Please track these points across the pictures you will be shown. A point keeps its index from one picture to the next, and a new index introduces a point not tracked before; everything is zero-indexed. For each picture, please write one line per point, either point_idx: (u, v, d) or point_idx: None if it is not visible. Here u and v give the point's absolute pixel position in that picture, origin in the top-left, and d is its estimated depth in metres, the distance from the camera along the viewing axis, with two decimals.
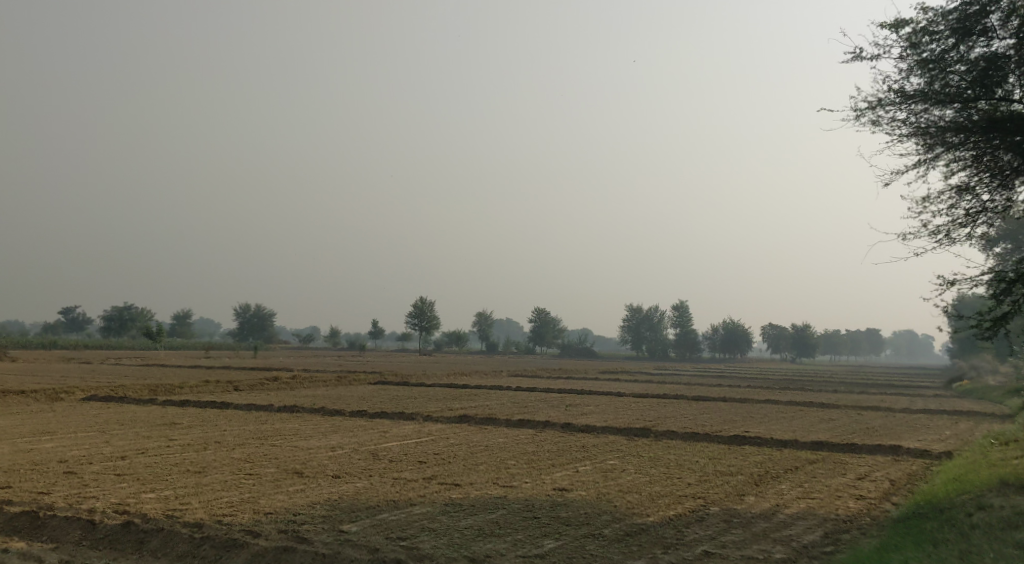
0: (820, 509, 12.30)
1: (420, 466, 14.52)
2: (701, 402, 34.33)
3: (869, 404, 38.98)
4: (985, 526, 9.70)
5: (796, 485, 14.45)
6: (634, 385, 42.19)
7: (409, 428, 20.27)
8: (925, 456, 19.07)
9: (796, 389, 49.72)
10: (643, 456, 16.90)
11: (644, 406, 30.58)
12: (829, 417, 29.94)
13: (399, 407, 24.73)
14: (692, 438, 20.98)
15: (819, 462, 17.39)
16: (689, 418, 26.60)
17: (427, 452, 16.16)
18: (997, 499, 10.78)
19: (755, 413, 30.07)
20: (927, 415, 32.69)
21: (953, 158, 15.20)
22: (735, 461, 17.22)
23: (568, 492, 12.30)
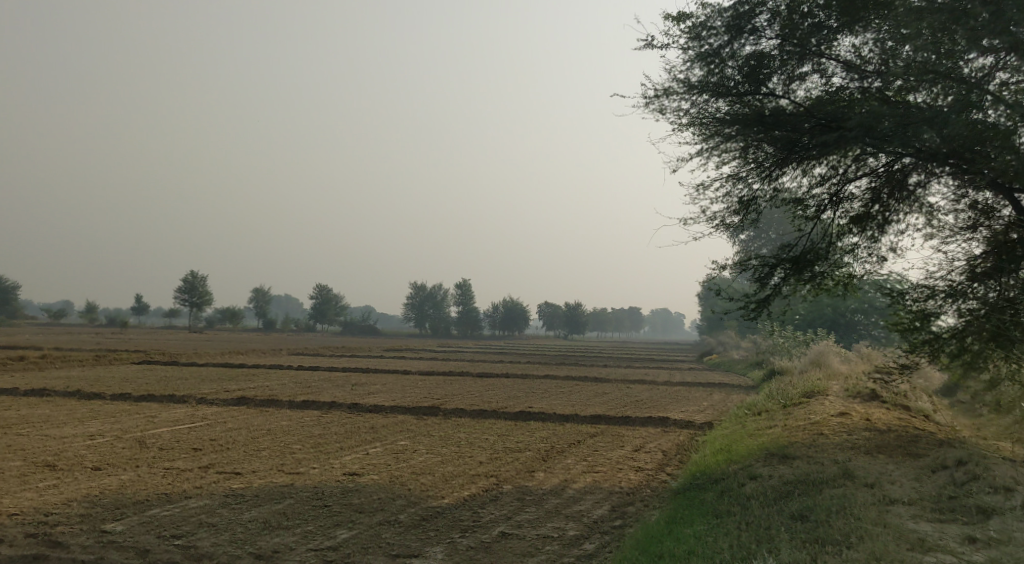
0: (606, 483, 12.45)
1: (193, 453, 13.43)
2: (483, 377, 34.66)
3: (637, 378, 40.99)
4: (760, 486, 10.09)
5: (581, 459, 14.65)
6: (417, 362, 42.02)
7: (179, 411, 18.87)
8: (693, 426, 20.05)
9: (571, 364, 51.51)
10: (430, 435, 16.60)
11: (427, 383, 30.40)
12: (603, 391, 31.10)
13: (168, 389, 23.06)
14: (477, 415, 20.98)
15: (599, 436, 17.82)
16: (472, 394, 26.68)
17: (201, 437, 15.02)
18: (766, 463, 11.27)
19: (534, 388, 30.70)
20: (688, 387, 34.79)
21: (724, 149, 15.93)
22: (520, 437, 17.30)
23: (358, 476, 11.74)
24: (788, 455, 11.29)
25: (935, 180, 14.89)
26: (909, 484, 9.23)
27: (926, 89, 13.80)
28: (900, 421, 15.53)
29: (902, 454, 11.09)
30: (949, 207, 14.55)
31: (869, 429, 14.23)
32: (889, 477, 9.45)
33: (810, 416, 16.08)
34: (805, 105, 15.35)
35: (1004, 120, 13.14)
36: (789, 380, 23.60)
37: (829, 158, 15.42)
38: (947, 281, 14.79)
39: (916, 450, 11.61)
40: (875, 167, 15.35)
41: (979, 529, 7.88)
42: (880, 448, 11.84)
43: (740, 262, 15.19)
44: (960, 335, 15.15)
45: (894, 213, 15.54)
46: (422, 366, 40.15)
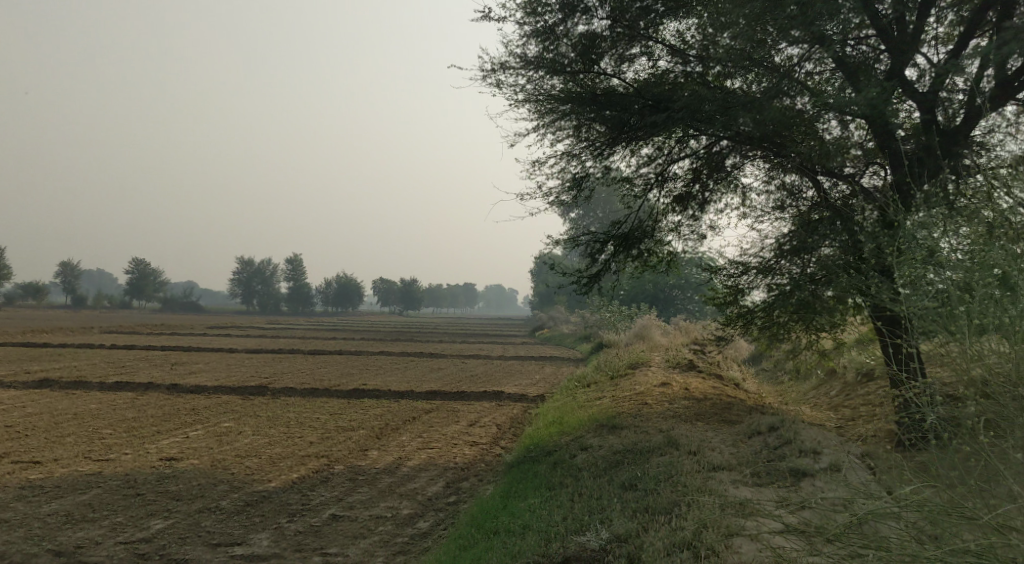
0: (441, 459, 12.29)
1: None
2: (314, 355, 33.81)
3: (471, 353, 41.16)
4: (586, 458, 10.16)
5: (415, 436, 14.42)
6: (245, 341, 40.50)
7: None
8: (526, 399, 20.22)
9: (405, 340, 51.16)
10: (257, 416, 15.93)
11: (255, 362, 29.31)
12: (437, 366, 31.00)
13: None
14: (307, 394, 20.35)
15: (434, 411, 17.66)
16: (303, 373, 25.92)
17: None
18: (593, 434, 11.42)
19: (367, 364, 30.20)
20: (521, 361, 35.24)
21: (558, 127, 16.06)
22: (352, 415, 16.89)
23: (176, 462, 11.05)
24: (617, 424, 11.44)
25: (749, 162, 15.50)
26: (730, 450, 9.52)
27: (740, 76, 14.50)
28: (719, 391, 16.16)
29: (720, 421, 11.47)
30: (762, 189, 15.19)
31: (691, 398, 14.71)
32: (710, 444, 9.71)
33: (636, 387, 16.49)
34: (635, 86, 15.64)
35: (809, 108, 13.82)
36: (615, 353, 24.21)
37: (655, 139, 15.78)
38: (759, 259, 15.46)
39: (736, 418, 12.05)
40: (696, 149, 15.84)
41: (795, 491, 8.20)
42: (703, 416, 12.22)
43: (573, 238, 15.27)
44: (768, 309, 15.61)
45: (713, 194, 16.11)
46: (249, 343, 38.72)
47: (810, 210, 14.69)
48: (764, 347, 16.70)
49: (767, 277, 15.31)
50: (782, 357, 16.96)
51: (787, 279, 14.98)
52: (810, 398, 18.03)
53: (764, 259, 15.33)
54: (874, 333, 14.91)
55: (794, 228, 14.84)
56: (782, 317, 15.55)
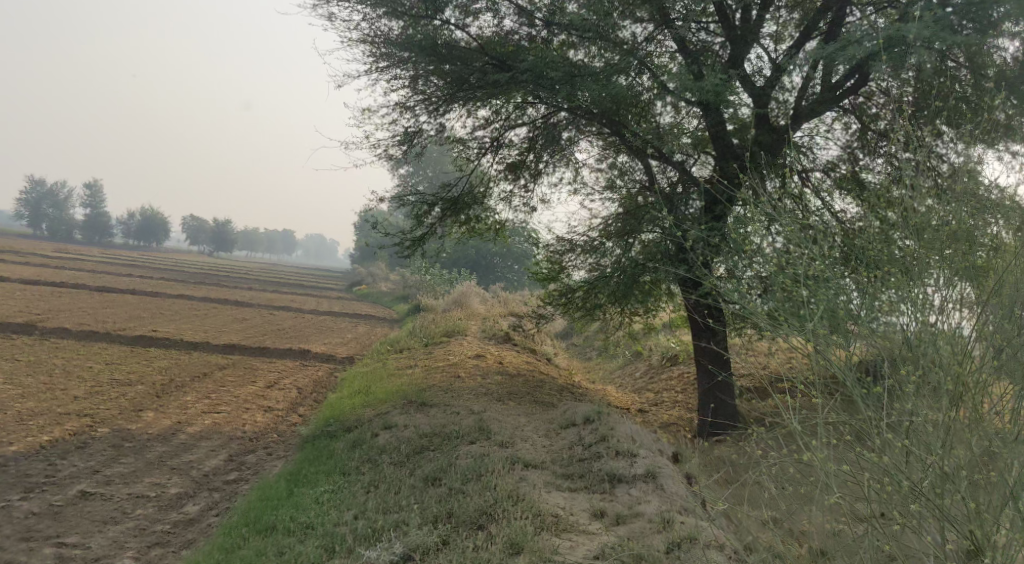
0: (227, 426, 11.14)
1: None
2: (104, 293, 31.09)
3: (280, 304, 39.27)
4: (386, 434, 9.29)
5: (202, 396, 13.08)
6: (24, 269, 36.89)
7: None
8: (333, 360, 19.13)
9: (209, 284, 48.31)
10: (18, 362, 14.07)
11: (32, 295, 26.54)
12: (240, 316, 29.16)
13: None
14: (86, 338, 18.40)
15: (228, 368, 16.29)
16: (87, 313, 23.60)
17: None
18: (397, 407, 10.55)
19: (162, 309, 27.98)
20: (332, 317, 33.81)
21: (395, 75, 14.96)
22: (133, 366, 15.29)
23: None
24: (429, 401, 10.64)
25: (585, 137, 14.89)
26: (545, 444, 8.89)
27: (585, 48, 13.88)
28: (532, 366, 15.70)
29: (532, 403, 10.85)
30: (594, 167, 14.58)
31: (504, 372, 14.13)
32: (523, 434, 9.06)
33: (447, 357, 15.75)
34: (478, 42, 14.62)
35: (647, 89, 13.40)
36: (430, 318, 23.43)
37: (491, 101, 14.89)
38: (586, 238, 14.91)
39: (552, 401, 11.53)
40: (533, 117, 15.19)
41: (608, 498, 7.69)
42: (518, 396, 11.62)
43: (399, 197, 14.17)
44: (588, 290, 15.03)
45: (546, 165, 15.42)
46: (29, 273, 35.31)
47: (639, 194, 14.22)
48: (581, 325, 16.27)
49: (591, 257, 14.81)
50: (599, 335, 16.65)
51: (609, 262, 14.50)
52: (618, 376, 17.86)
53: (590, 239, 14.79)
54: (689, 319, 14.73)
55: (622, 212, 14.37)
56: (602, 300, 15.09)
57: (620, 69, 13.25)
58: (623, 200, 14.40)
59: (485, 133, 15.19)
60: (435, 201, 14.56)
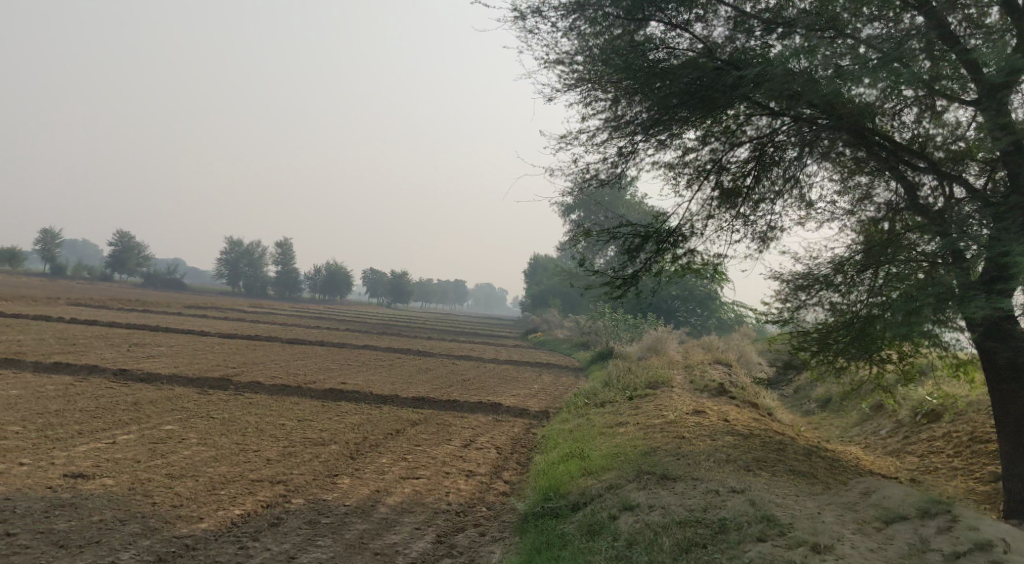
0: (429, 496, 9.85)
1: None
2: (292, 344, 31.29)
3: (461, 353, 38.60)
4: (623, 516, 7.71)
5: (397, 457, 11.92)
6: (219, 323, 37.98)
7: None
8: (528, 415, 17.65)
9: (389, 334, 48.53)
10: (213, 419, 13.47)
11: (226, 347, 26.84)
12: (424, 366, 28.43)
13: None
14: (277, 392, 17.86)
15: (422, 424, 15.12)
16: (277, 364, 23.38)
17: None
18: (624, 475, 8.87)
19: (349, 360, 27.62)
20: (514, 366, 32.61)
21: (597, 99, 13.53)
22: (325, 422, 14.42)
23: (78, 499, 8.78)
24: (673, 471, 8.84)
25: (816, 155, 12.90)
26: (856, 555, 6.90)
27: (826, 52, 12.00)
28: (763, 424, 13.62)
29: (791, 475, 8.94)
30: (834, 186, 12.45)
31: (735, 433, 12.20)
32: (800, 524, 7.22)
33: (662, 413, 13.91)
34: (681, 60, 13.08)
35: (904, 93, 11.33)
36: (627, 367, 21.53)
37: (704, 122, 13.22)
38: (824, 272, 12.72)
39: (812, 473, 9.54)
40: (754, 137, 13.28)
41: None
42: (769, 466, 9.68)
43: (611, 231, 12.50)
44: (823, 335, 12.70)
45: (769, 191, 13.42)
46: (224, 326, 36.13)
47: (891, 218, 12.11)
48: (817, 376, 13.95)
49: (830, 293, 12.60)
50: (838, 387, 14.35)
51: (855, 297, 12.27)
52: (855, 433, 15.41)
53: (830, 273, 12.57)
54: (958, 367, 12.29)
55: (868, 240, 12.17)
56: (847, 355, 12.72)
57: (869, 73, 11.23)
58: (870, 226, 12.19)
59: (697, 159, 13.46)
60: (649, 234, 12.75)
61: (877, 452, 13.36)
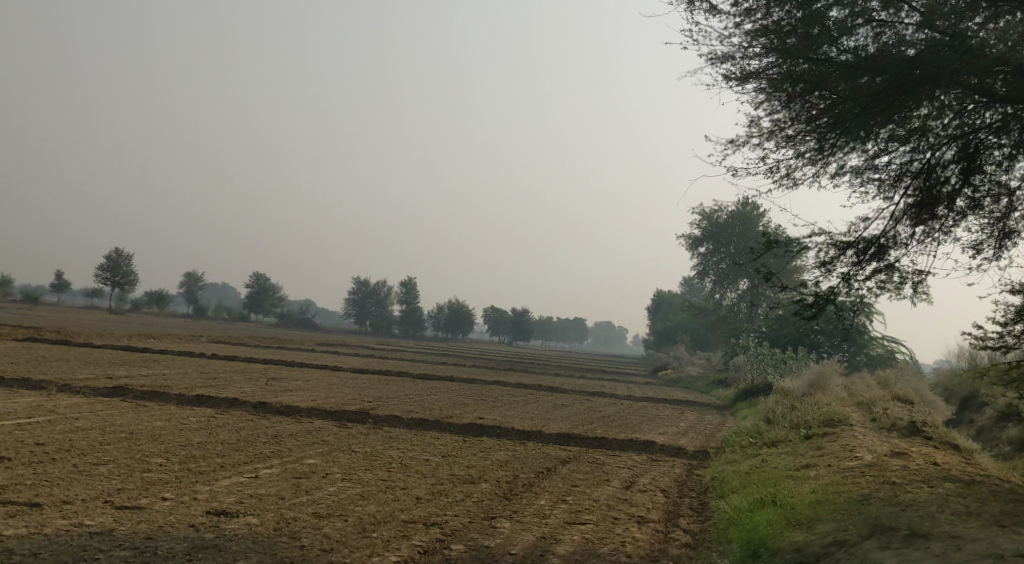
0: (604, 544, 8.54)
1: (16, 477, 9.37)
2: (425, 380, 30.55)
3: (594, 389, 37.14)
4: None
5: (557, 498, 10.67)
6: (351, 359, 37.75)
7: (43, 405, 14.74)
8: (685, 454, 16.10)
9: (518, 371, 47.50)
10: (355, 454, 12.55)
11: (360, 382, 26.27)
12: (560, 402, 27.15)
13: (45, 375, 18.88)
14: (416, 426, 16.92)
15: (574, 462, 13.84)
16: (412, 399, 22.55)
17: (45, 447, 10.91)
18: (850, 529, 7.32)
19: (484, 395, 26.61)
20: (653, 404, 30.97)
21: (768, 99, 12.15)
22: (472, 459, 13.31)
23: (221, 540, 7.85)
24: (916, 529, 7.22)
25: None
26: None
27: None
28: (977, 475, 11.74)
29: None
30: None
31: (953, 487, 10.39)
32: None
33: (852, 459, 12.20)
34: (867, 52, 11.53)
35: None
36: (788, 404, 19.67)
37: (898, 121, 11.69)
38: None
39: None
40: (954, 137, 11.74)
41: None
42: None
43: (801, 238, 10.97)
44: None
45: (973, 197, 11.85)
46: (356, 362, 35.82)
47: None
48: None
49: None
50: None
51: None
52: None
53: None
54: None
55: None
56: None
57: None
58: None
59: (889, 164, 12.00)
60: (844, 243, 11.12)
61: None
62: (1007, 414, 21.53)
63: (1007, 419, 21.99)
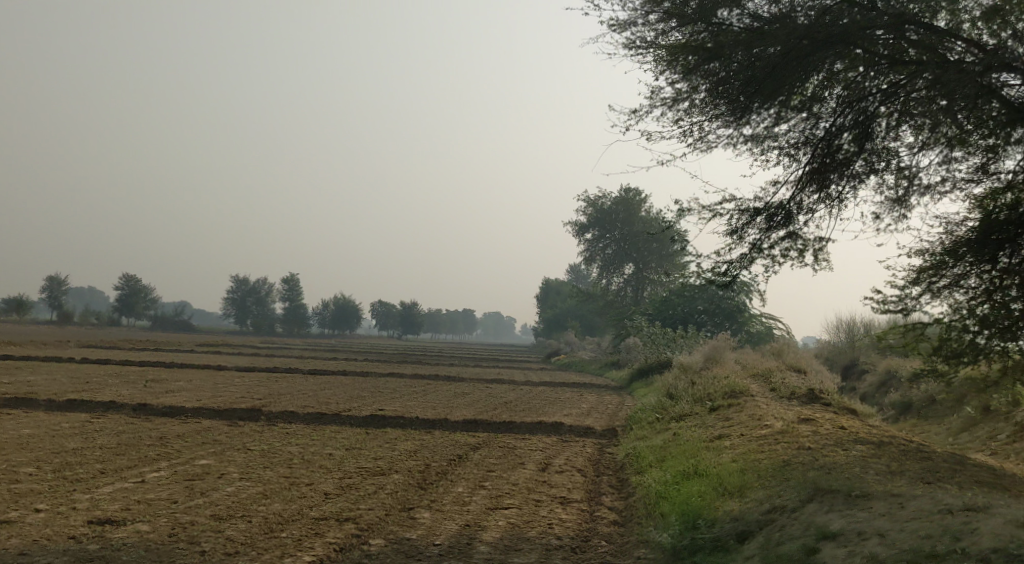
0: (530, 528, 8.12)
1: None
2: (316, 375, 29.53)
3: (489, 377, 36.80)
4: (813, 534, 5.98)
5: (473, 485, 10.19)
6: (236, 358, 36.24)
7: None
8: (593, 434, 15.87)
9: (410, 363, 46.74)
10: (252, 452, 11.75)
11: (247, 380, 25.12)
12: (458, 390, 26.68)
13: None
14: (313, 421, 16.13)
15: (483, 448, 13.38)
16: (306, 395, 21.64)
17: None
18: (784, 495, 7.11)
19: (379, 387, 25.87)
20: (550, 388, 30.83)
21: (667, 68, 11.93)
22: (376, 450, 12.68)
23: (110, 551, 7.05)
24: (853, 491, 7.05)
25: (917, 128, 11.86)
26: None
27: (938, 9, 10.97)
28: (884, 438, 11.86)
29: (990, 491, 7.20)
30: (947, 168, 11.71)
31: (867, 450, 10.40)
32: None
33: (764, 427, 12.16)
34: (761, 21, 11.44)
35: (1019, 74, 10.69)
36: (689, 379, 19.73)
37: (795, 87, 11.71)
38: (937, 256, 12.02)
39: (1009, 494, 7.76)
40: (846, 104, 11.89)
41: None
42: (948, 483, 7.93)
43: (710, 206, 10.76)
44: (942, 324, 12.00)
45: (866, 164, 12.03)
46: (241, 361, 34.36)
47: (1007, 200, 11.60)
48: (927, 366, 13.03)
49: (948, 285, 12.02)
50: (935, 364, 13.09)
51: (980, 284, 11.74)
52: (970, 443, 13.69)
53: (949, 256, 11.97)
54: None
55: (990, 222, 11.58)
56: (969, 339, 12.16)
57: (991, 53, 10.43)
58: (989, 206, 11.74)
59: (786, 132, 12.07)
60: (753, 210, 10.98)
61: (1021, 470, 11.60)
62: (893, 379, 22.27)
63: (893, 384, 22.71)
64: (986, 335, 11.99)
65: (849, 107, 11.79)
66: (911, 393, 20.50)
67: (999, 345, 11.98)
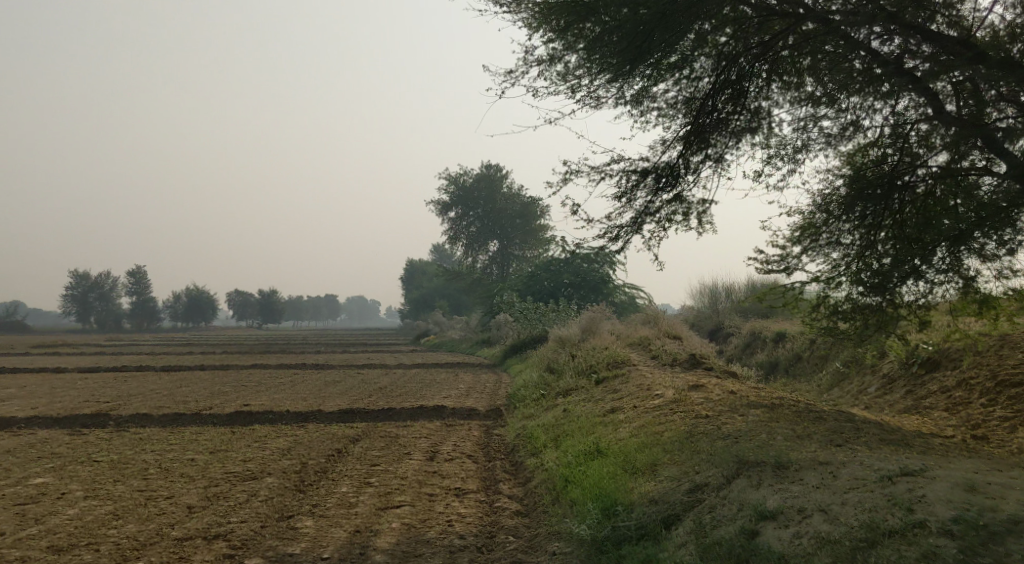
0: (426, 527, 7.34)
1: None
2: (171, 371, 27.66)
3: (359, 363, 35.63)
4: None
5: (357, 482, 9.30)
6: (80, 359, 33.68)
7: None
8: (477, 415, 15.18)
9: (272, 353, 44.87)
10: (100, 464, 10.44)
11: (94, 383, 23.14)
12: (329, 378, 25.46)
13: None
14: (170, 423, 14.76)
15: (363, 439, 12.47)
16: (162, 394, 20.02)
17: None
18: (708, 480, 6.62)
19: (243, 381, 24.37)
20: (424, 370, 30.02)
21: (541, 26, 11.19)
22: (244, 451, 11.57)
23: None
24: (777, 464, 6.67)
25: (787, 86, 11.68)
26: None
27: None
28: (776, 400, 11.63)
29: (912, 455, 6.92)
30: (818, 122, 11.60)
31: (764, 413, 10.08)
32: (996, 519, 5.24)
33: (657, 397, 11.75)
34: None
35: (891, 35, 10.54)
36: (568, 352, 19.30)
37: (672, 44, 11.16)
38: (813, 213, 11.94)
39: (921, 452, 7.50)
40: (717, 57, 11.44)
41: None
42: (860, 444, 7.65)
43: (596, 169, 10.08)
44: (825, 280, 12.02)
45: (747, 121, 11.65)
46: (86, 362, 31.88)
47: (872, 154, 11.68)
48: (809, 324, 12.98)
49: (822, 245, 11.95)
50: (813, 321, 12.95)
51: (854, 243, 11.78)
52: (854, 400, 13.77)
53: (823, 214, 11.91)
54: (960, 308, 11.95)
55: (856, 177, 11.62)
56: (845, 299, 12.20)
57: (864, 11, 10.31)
58: (854, 161, 11.78)
59: (663, 90, 11.59)
60: (642, 172, 10.42)
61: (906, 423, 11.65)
62: (763, 340, 22.56)
63: (762, 344, 22.95)
64: (863, 291, 11.89)
65: (726, 63, 11.31)
66: (783, 351, 20.76)
67: (874, 301, 11.89)
